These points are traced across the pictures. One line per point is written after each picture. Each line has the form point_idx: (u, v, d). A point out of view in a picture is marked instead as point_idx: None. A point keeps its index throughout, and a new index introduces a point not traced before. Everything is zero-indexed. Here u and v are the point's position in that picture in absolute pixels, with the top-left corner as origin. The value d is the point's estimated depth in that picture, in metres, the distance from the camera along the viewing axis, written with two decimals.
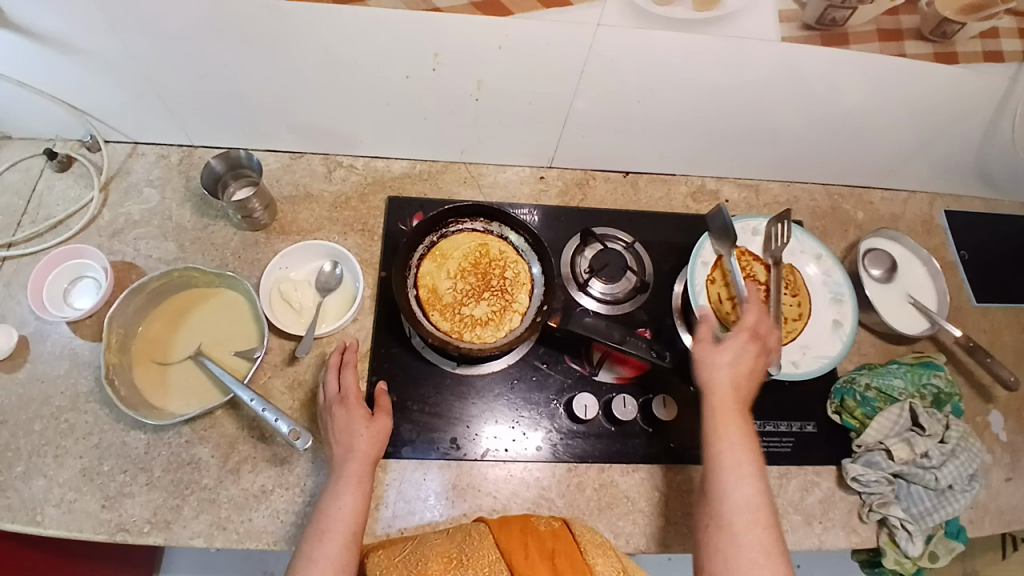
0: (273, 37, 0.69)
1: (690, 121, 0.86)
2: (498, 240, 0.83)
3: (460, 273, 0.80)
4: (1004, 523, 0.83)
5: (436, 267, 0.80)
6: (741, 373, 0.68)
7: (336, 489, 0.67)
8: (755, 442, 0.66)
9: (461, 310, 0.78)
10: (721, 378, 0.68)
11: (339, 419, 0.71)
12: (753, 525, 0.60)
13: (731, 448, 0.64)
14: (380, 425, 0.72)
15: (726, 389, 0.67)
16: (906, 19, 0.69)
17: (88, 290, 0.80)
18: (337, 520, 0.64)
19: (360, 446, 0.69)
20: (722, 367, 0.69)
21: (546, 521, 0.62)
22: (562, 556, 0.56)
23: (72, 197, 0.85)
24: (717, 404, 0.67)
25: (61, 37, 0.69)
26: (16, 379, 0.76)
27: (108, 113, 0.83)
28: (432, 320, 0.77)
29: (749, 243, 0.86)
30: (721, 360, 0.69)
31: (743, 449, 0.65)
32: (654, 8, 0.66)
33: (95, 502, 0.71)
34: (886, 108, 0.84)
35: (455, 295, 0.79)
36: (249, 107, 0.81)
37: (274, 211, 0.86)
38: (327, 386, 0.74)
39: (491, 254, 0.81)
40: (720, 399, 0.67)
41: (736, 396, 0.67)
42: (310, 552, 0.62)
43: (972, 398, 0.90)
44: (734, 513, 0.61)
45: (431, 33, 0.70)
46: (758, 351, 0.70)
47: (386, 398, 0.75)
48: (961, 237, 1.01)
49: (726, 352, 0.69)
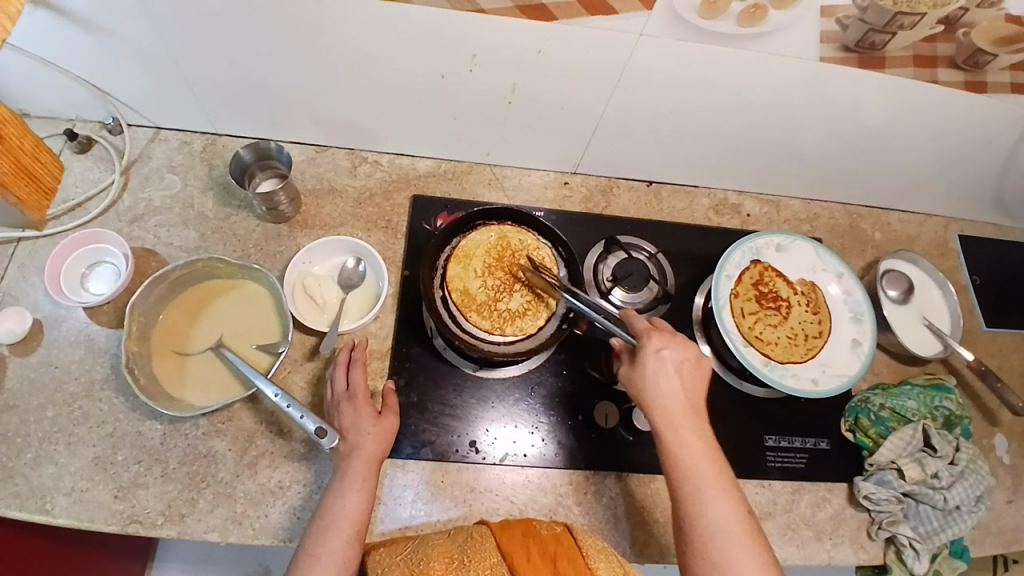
0: (310, 28, 0.68)
1: (719, 134, 0.86)
2: (517, 231, 0.82)
3: (487, 269, 0.79)
4: (1006, 544, 0.85)
5: (463, 267, 0.79)
6: (676, 381, 0.65)
7: (340, 487, 0.65)
8: (710, 449, 0.64)
9: (498, 306, 0.78)
10: (659, 393, 0.65)
11: (346, 417, 0.70)
12: (738, 543, 0.59)
13: (694, 461, 0.63)
14: (386, 424, 0.71)
15: (671, 405, 0.65)
16: (942, 46, 0.69)
17: (105, 276, 0.79)
18: (339, 518, 0.63)
19: (365, 445, 0.68)
20: (653, 380, 0.65)
21: (547, 524, 0.60)
22: (564, 560, 0.55)
23: (91, 179, 0.84)
24: (669, 422, 0.64)
25: (91, 16, 0.67)
26: (28, 363, 0.75)
27: (132, 96, 0.81)
28: (470, 320, 0.77)
29: (773, 259, 0.87)
30: (653, 371, 0.65)
31: (704, 459, 0.63)
32: (697, 20, 0.66)
33: (107, 492, 0.70)
34: (912, 132, 0.84)
35: (487, 294, 0.78)
36: (277, 99, 0.80)
37: (298, 204, 0.85)
38: (334, 383, 0.73)
39: (512, 246, 0.81)
40: (666, 418, 0.64)
41: (681, 409, 0.65)
42: (313, 549, 0.61)
43: (979, 420, 0.91)
44: (714, 530, 0.60)
45: (471, 33, 0.69)
46: (686, 360, 0.67)
47: (393, 398, 0.74)
48: (973, 262, 1.03)
49: (651, 361, 0.66)
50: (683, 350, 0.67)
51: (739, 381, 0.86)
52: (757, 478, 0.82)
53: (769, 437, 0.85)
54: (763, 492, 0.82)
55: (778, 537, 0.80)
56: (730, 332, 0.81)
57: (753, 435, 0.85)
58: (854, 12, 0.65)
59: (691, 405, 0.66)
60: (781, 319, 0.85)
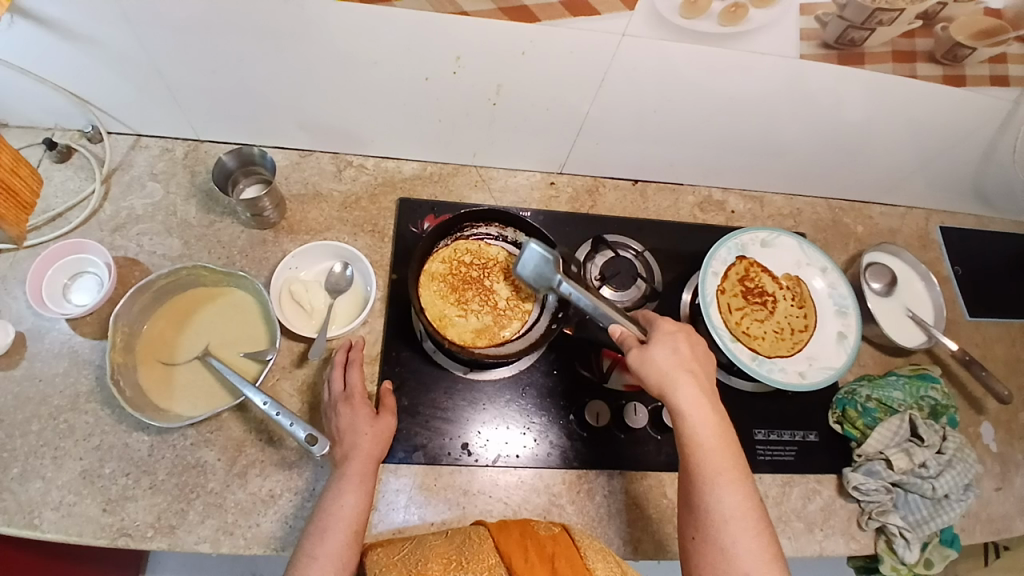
0: (292, 31, 0.67)
1: (702, 132, 0.87)
2: (431, 260, 0.82)
3: (461, 301, 0.80)
4: (994, 530, 0.86)
5: (457, 325, 0.79)
6: (691, 363, 0.66)
7: (338, 487, 0.65)
8: (723, 434, 0.64)
9: (497, 305, 0.81)
10: (675, 375, 0.64)
11: (343, 418, 0.70)
12: (746, 528, 0.60)
13: (706, 444, 0.63)
14: (383, 424, 0.71)
15: (689, 385, 0.64)
16: (921, 42, 0.70)
17: (88, 286, 0.78)
18: (339, 518, 0.63)
19: (362, 444, 0.68)
20: (671, 364, 0.65)
21: (545, 524, 0.60)
22: (563, 561, 0.55)
23: (72, 189, 0.83)
24: (688, 402, 0.64)
25: (69, 26, 0.66)
26: (11, 377, 0.74)
27: (112, 103, 0.80)
28: (508, 333, 0.80)
29: (758, 254, 0.88)
30: (671, 353, 0.66)
31: (716, 442, 0.63)
32: (679, 20, 0.66)
33: (96, 506, 0.69)
34: (891, 127, 0.86)
35: (485, 311, 0.81)
36: (261, 104, 0.80)
37: (283, 209, 0.85)
38: (331, 384, 0.72)
39: (443, 271, 0.81)
40: (685, 402, 0.64)
41: (700, 395, 0.64)
42: (311, 550, 0.60)
43: (965, 409, 0.93)
44: (724, 515, 0.60)
45: (453, 36, 0.69)
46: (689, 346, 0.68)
47: (390, 398, 0.75)
48: (955, 253, 1.04)
49: (668, 344, 0.66)
50: (694, 342, 0.68)
51: (728, 376, 0.87)
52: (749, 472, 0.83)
53: (759, 431, 0.86)
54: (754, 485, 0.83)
55: None
56: (717, 328, 0.81)
57: (743, 429, 0.86)
58: (833, 8, 0.65)
59: (706, 388, 0.66)
60: (767, 314, 0.85)
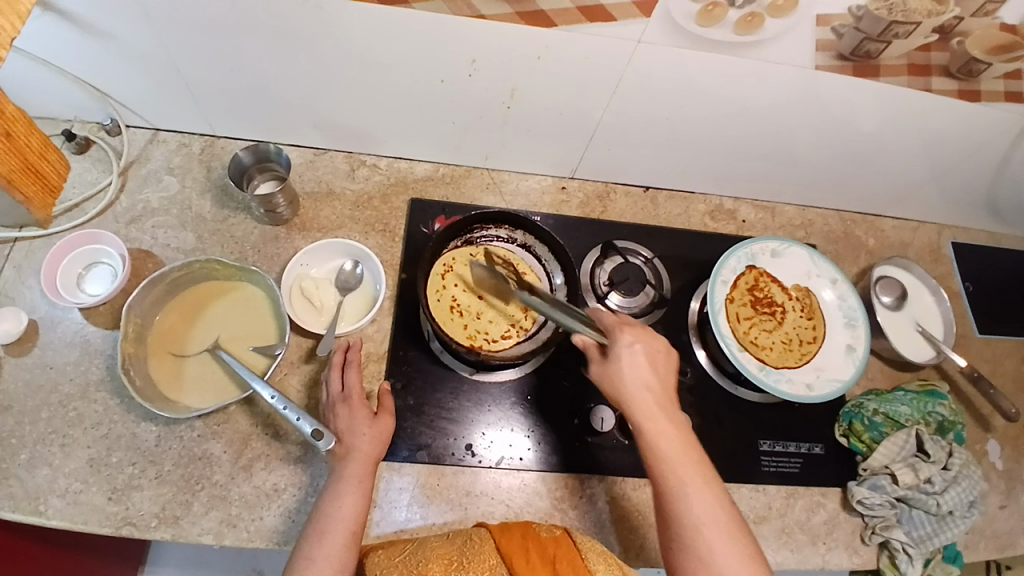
0: (311, 30, 0.68)
1: (713, 141, 0.87)
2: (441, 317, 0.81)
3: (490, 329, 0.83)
4: (998, 548, 0.85)
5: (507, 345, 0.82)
6: (649, 372, 0.65)
7: (336, 490, 0.65)
8: (687, 438, 0.64)
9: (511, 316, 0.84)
10: (633, 387, 0.64)
11: (342, 419, 0.70)
12: (723, 535, 0.59)
13: (669, 452, 0.62)
14: (382, 426, 0.71)
15: (644, 397, 0.64)
16: (936, 54, 0.70)
17: (102, 277, 0.79)
18: (337, 519, 0.63)
19: (361, 446, 0.68)
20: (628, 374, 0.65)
21: (547, 527, 0.60)
22: (564, 564, 0.54)
23: (88, 181, 0.84)
24: (646, 412, 0.64)
25: (94, 21, 0.67)
26: (23, 364, 0.74)
27: (133, 98, 0.81)
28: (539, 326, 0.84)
29: (767, 264, 0.88)
30: (627, 364, 0.65)
31: (676, 447, 0.63)
32: (694, 27, 0.66)
33: (102, 495, 0.70)
34: (905, 140, 0.86)
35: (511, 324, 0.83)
36: (279, 103, 0.81)
37: (295, 206, 0.86)
38: (330, 385, 0.73)
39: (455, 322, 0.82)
40: (642, 408, 0.64)
41: (657, 401, 0.65)
42: (309, 552, 0.60)
43: (971, 425, 0.92)
44: (697, 526, 0.59)
45: (470, 40, 0.69)
46: (654, 347, 0.67)
47: (389, 399, 0.74)
48: (966, 268, 1.04)
49: (624, 354, 0.65)
50: (651, 345, 0.67)
51: (734, 386, 0.87)
52: (753, 483, 0.83)
53: (764, 442, 0.86)
54: (758, 496, 0.82)
55: (773, 541, 0.80)
56: (725, 336, 0.81)
57: (748, 440, 0.85)
58: (849, 19, 0.65)
59: (665, 395, 0.66)
60: (775, 324, 0.86)
